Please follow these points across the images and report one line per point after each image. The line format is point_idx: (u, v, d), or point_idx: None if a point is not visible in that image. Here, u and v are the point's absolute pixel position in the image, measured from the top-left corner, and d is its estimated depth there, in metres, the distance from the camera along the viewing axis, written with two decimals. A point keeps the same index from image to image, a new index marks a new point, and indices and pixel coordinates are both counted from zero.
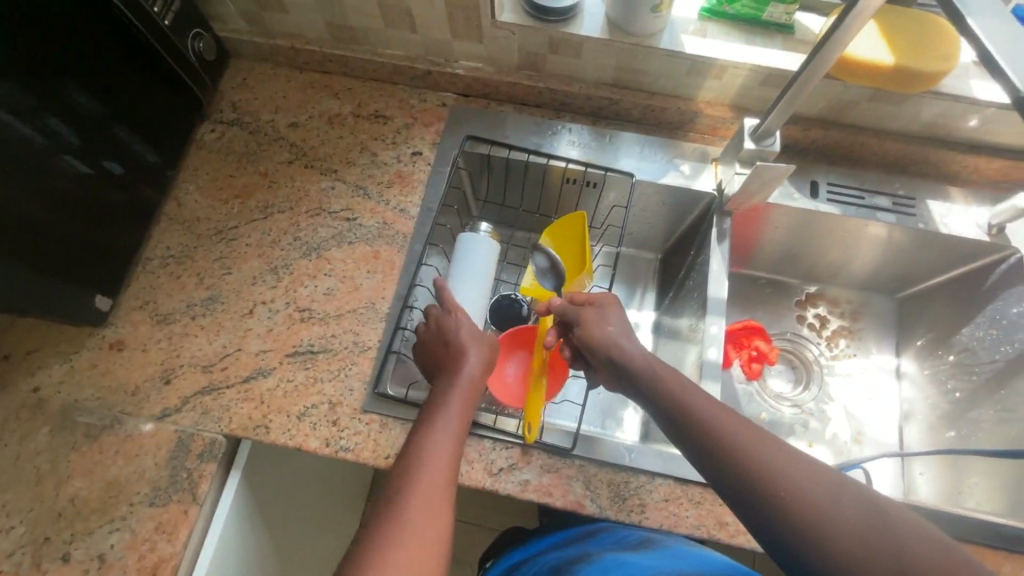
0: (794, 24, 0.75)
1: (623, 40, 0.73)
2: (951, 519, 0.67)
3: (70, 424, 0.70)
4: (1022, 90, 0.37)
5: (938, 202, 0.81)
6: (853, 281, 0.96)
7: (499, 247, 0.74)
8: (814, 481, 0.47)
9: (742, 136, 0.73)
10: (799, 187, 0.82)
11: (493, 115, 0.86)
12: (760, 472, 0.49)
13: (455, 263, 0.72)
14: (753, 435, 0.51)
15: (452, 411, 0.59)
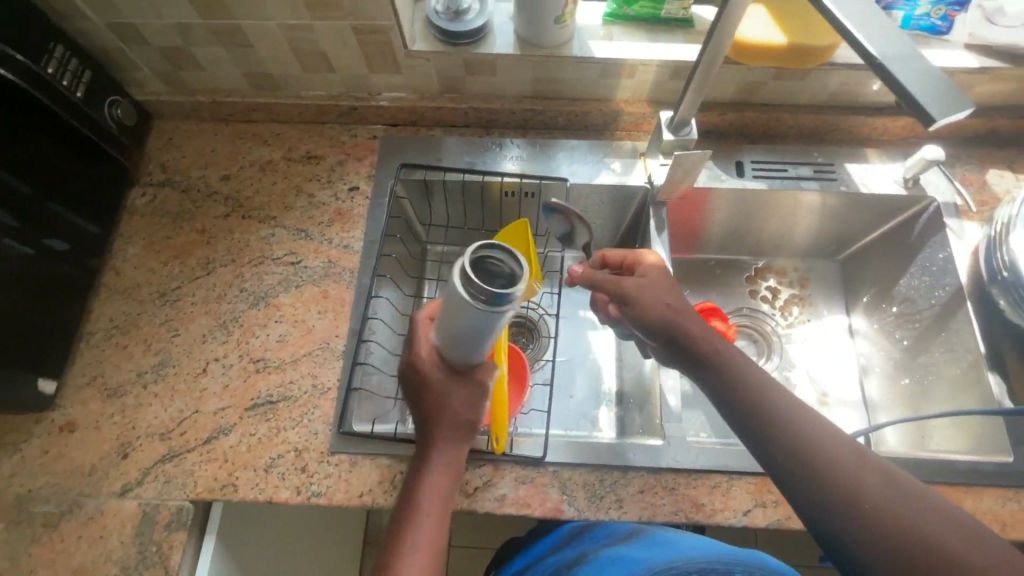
0: (692, 18, 0.78)
1: (535, 53, 0.76)
2: (913, 464, 0.69)
3: (27, 517, 0.67)
4: (872, 53, 0.41)
5: (855, 164, 0.85)
6: (795, 250, 0.99)
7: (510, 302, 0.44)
8: (843, 453, 0.50)
9: (661, 129, 0.75)
10: (725, 168, 0.85)
11: (424, 140, 0.87)
12: (797, 444, 0.51)
13: (445, 301, 0.48)
14: (790, 410, 0.54)
15: (441, 460, 0.60)
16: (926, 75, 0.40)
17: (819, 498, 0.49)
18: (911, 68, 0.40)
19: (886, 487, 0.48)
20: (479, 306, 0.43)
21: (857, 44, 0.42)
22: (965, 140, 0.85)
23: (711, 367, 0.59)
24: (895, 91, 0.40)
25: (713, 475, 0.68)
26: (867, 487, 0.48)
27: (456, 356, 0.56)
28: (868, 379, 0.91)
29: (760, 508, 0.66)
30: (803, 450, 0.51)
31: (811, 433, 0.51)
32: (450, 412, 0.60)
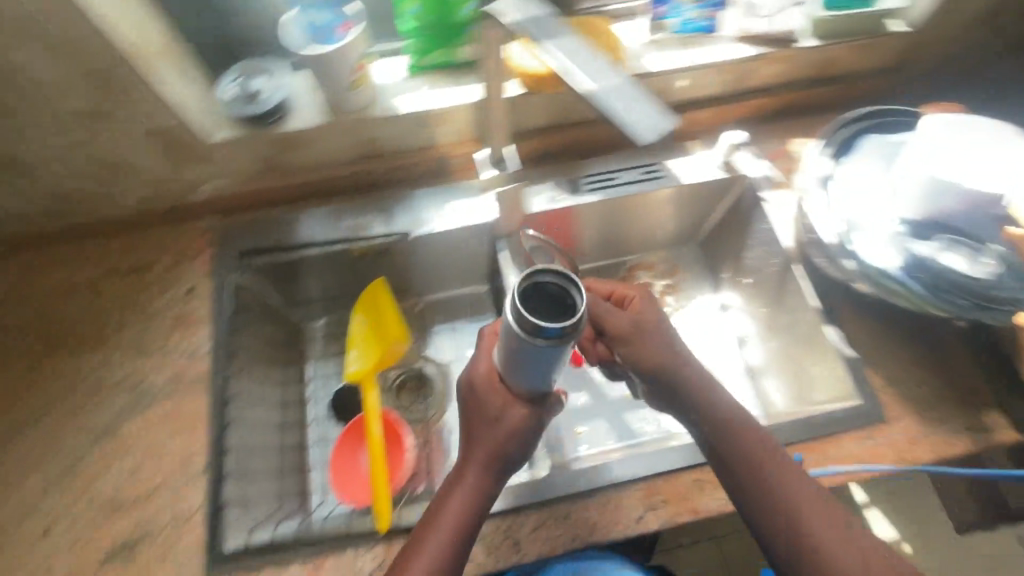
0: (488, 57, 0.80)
1: (341, 118, 0.75)
2: (781, 429, 0.72)
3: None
4: (586, 93, 0.48)
5: (677, 159, 0.90)
6: (658, 244, 1.03)
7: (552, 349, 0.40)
8: (793, 475, 0.59)
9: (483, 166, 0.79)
10: (561, 187, 0.88)
11: (257, 223, 0.84)
12: (756, 468, 0.60)
13: (501, 328, 0.45)
14: (744, 426, 0.62)
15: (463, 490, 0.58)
16: (637, 104, 0.48)
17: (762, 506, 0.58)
18: (619, 102, 0.48)
19: (817, 501, 0.58)
20: (536, 343, 0.40)
21: (577, 83, 0.49)
22: (769, 116, 0.92)
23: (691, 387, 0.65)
24: (617, 124, 0.47)
25: (604, 491, 0.69)
26: (804, 499, 0.57)
27: (519, 383, 0.52)
28: (747, 349, 0.96)
29: (652, 512, 0.67)
30: (748, 465, 0.60)
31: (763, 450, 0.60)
32: (491, 437, 0.58)
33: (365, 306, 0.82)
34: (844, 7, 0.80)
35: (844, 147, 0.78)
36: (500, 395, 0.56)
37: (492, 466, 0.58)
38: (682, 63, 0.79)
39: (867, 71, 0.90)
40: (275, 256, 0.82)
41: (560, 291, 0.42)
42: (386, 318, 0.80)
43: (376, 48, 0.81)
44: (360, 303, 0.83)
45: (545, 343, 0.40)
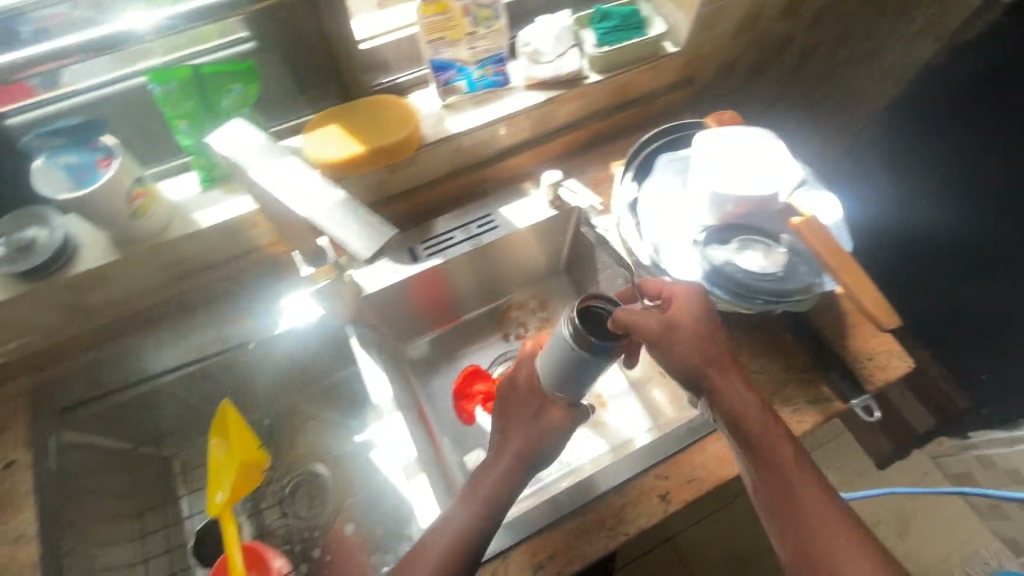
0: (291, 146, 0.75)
1: (135, 249, 0.71)
2: (654, 448, 0.74)
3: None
4: (299, 212, 0.53)
5: (509, 207, 0.91)
6: (526, 282, 1.04)
7: (600, 350, 0.58)
8: (806, 484, 0.58)
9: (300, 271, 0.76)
10: (400, 259, 0.87)
11: (78, 372, 0.79)
12: (778, 474, 0.58)
13: (550, 344, 0.62)
14: (774, 435, 0.60)
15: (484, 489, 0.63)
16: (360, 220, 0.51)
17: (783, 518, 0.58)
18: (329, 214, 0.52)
19: (836, 516, 0.57)
20: (584, 352, 0.58)
21: (291, 203, 0.54)
22: (584, 146, 0.97)
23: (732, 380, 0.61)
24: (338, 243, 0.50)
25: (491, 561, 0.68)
26: (822, 513, 0.57)
27: (564, 390, 0.66)
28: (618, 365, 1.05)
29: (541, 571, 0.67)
30: (778, 476, 0.58)
31: (791, 463, 0.58)
32: (527, 425, 0.66)
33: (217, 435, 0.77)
34: (618, 42, 0.85)
35: (641, 171, 0.83)
36: (537, 400, 0.67)
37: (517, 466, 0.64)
38: (477, 121, 0.83)
39: (660, 89, 0.97)
40: (99, 404, 0.78)
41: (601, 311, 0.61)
42: (241, 438, 0.76)
43: (152, 171, 0.77)
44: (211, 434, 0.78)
45: (592, 347, 0.57)
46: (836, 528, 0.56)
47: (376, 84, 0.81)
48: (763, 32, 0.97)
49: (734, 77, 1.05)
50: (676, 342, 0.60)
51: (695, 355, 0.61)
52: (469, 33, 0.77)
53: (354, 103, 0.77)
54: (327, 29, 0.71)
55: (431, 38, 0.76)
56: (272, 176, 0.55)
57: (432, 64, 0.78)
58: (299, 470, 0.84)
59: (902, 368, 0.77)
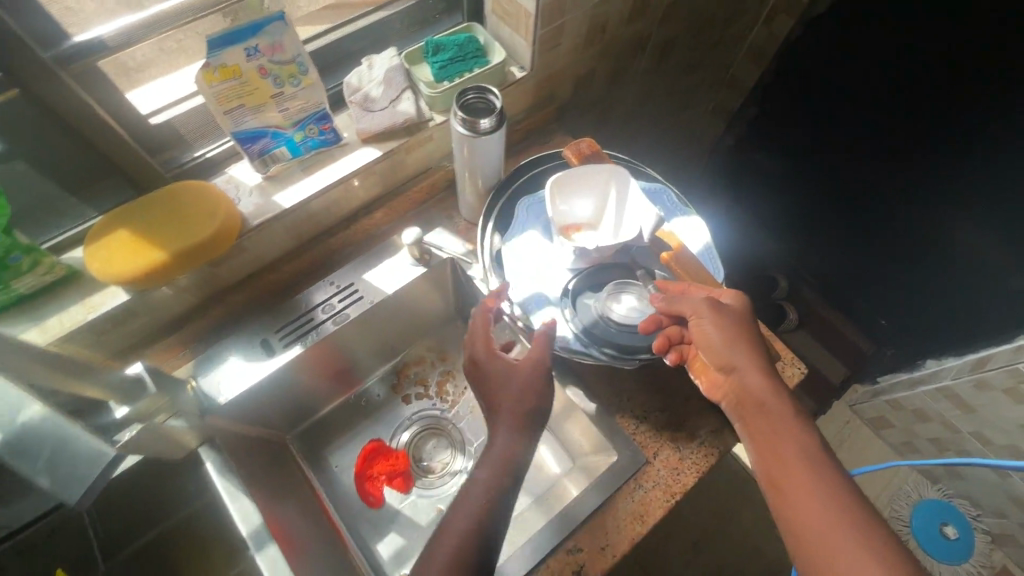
0: (72, 266, 0.65)
1: None
2: (565, 515, 0.68)
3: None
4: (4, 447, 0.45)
5: (371, 269, 0.81)
6: (421, 332, 1.01)
7: (496, 123, 0.66)
8: (811, 470, 0.52)
9: (145, 386, 0.64)
10: (252, 355, 0.74)
11: None
12: (774, 457, 0.54)
13: (465, 153, 0.70)
14: (794, 434, 0.55)
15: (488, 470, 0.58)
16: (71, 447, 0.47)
17: (782, 512, 0.52)
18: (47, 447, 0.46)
19: (850, 517, 0.49)
20: (484, 135, 0.66)
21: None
22: (447, 188, 0.88)
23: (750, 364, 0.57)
24: (33, 482, 0.45)
25: None
26: (816, 503, 0.50)
27: (486, 176, 0.74)
28: None
29: None
30: (779, 463, 0.53)
31: (792, 453, 0.53)
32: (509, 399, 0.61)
33: None
34: (457, 76, 0.77)
35: (506, 218, 0.76)
36: (461, 166, 0.72)
37: (513, 435, 0.59)
38: (313, 189, 0.73)
39: (517, 115, 0.90)
40: None
41: (481, 100, 0.68)
42: None
43: None
44: None
45: (491, 125, 0.65)
46: (860, 535, 0.48)
47: (176, 167, 0.69)
48: (612, 40, 0.91)
49: (595, 88, 1.00)
50: (713, 319, 0.59)
51: (740, 324, 0.60)
52: (275, 95, 0.66)
53: (141, 197, 0.64)
54: (86, 121, 0.58)
55: (227, 108, 0.64)
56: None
57: (235, 135, 0.67)
58: None
59: (798, 376, 0.75)
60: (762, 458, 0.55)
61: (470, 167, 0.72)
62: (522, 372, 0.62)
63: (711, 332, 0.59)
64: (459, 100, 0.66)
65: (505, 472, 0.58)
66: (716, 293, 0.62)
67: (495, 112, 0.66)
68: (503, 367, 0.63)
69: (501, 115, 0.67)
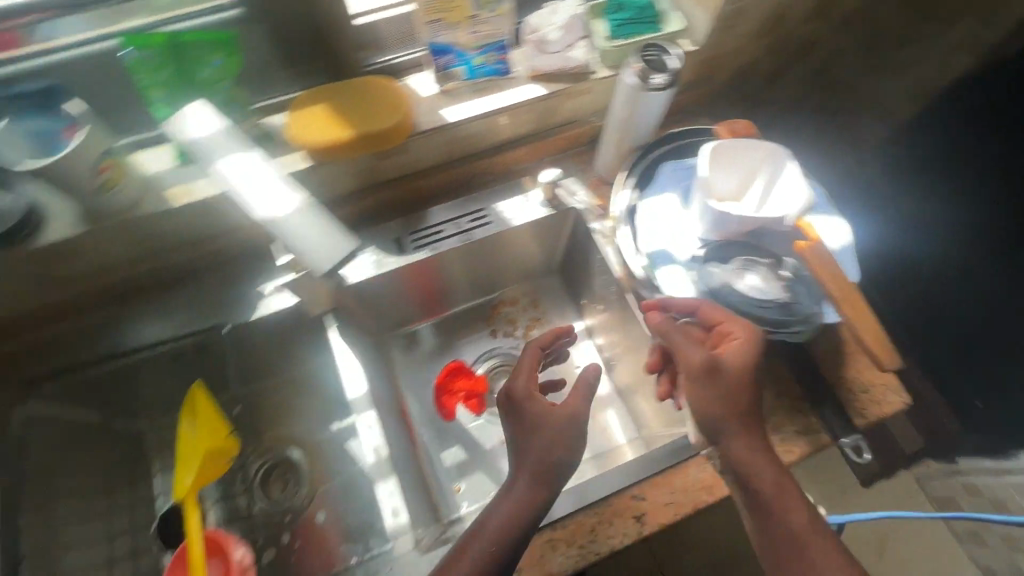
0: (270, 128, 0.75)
1: (101, 221, 0.68)
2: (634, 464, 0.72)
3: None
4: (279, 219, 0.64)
5: (503, 201, 0.89)
6: (520, 276, 1.07)
7: (666, 85, 0.69)
8: (801, 539, 0.56)
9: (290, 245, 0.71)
10: (386, 249, 0.84)
11: (57, 343, 0.80)
12: (773, 527, 0.57)
13: (627, 107, 0.73)
14: (812, 524, 0.57)
15: (508, 511, 0.59)
16: (321, 237, 0.66)
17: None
18: (309, 228, 0.66)
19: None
20: (651, 93, 0.69)
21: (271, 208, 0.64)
22: (587, 143, 0.92)
23: (741, 435, 0.58)
24: (305, 257, 0.66)
25: None
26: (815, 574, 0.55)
27: (637, 135, 0.77)
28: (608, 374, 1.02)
29: None
30: (775, 537, 0.57)
31: (788, 527, 0.56)
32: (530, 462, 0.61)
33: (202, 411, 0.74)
34: (633, 36, 0.80)
35: (644, 179, 0.79)
36: (616, 120, 0.76)
37: (540, 483, 0.61)
38: (478, 112, 0.78)
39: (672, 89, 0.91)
40: (74, 376, 0.78)
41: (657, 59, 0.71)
42: (211, 424, 0.73)
43: (124, 143, 0.73)
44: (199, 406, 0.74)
45: (661, 84, 0.69)
46: None
47: (366, 65, 0.77)
48: (784, 35, 0.91)
49: (751, 82, 1.00)
50: (706, 385, 0.59)
51: (739, 385, 0.59)
52: (471, 16, 0.76)
53: (340, 83, 0.73)
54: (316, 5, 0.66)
55: (431, 18, 0.74)
56: (264, 178, 0.65)
57: (430, 45, 0.77)
58: (273, 456, 0.79)
59: (900, 404, 0.72)
60: (765, 538, 0.58)
61: (625, 122, 0.76)
62: (570, 420, 0.63)
63: (707, 400, 0.59)
64: (637, 54, 0.70)
65: (518, 523, 0.59)
66: (727, 333, 0.61)
67: (668, 72, 0.69)
68: (539, 412, 0.64)
69: (673, 77, 0.69)
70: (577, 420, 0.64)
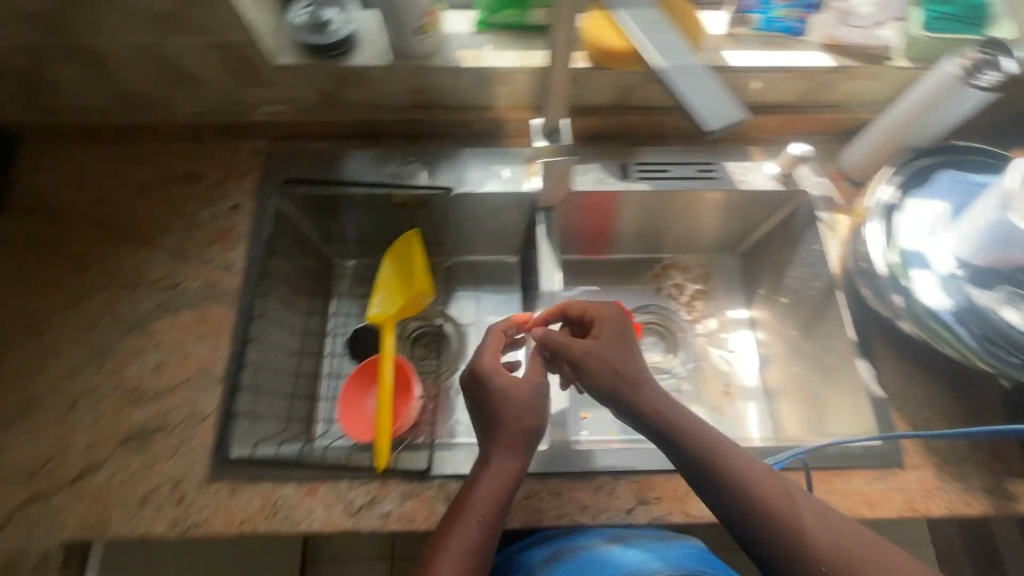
0: None
1: (404, 62, 0.75)
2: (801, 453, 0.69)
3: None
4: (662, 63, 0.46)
5: (735, 162, 0.87)
6: (700, 246, 1.06)
7: (995, 86, 0.65)
8: (771, 485, 0.55)
9: (534, 135, 0.74)
10: (610, 171, 0.86)
11: (310, 156, 0.85)
12: (736, 483, 0.55)
13: (929, 100, 0.71)
14: (792, 496, 0.54)
15: (497, 486, 0.59)
16: (704, 95, 0.46)
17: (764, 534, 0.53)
18: (694, 78, 0.46)
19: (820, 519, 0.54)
20: (974, 90, 0.66)
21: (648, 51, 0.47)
22: (843, 132, 0.87)
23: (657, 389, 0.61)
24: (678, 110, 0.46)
25: (598, 476, 0.70)
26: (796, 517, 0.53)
27: (920, 134, 0.75)
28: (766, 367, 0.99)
29: (642, 506, 0.68)
30: (746, 491, 0.54)
31: (754, 477, 0.55)
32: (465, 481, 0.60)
33: (403, 251, 0.84)
34: (952, 33, 0.74)
35: (910, 181, 0.76)
36: (904, 112, 0.74)
37: (518, 466, 0.61)
38: (765, 63, 0.77)
39: None
40: (318, 190, 0.84)
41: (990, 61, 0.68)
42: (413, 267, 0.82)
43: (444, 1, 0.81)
44: (399, 247, 0.84)
45: (992, 82, 0.65)
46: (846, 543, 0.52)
47: None
48: None
49: None
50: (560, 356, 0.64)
51: (622, 355, 0.63)
52: None
53: None
54: None
55: None
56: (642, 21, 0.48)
57: None
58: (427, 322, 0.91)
59: None
60: (738, 517, 0.55)
61: (917, 116, 0.73)
62: (507, 435, 0.62)
63: (503, 394, 0.63)
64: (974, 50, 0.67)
65: (508, 484, 0.60)
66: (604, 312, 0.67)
67: (1003, 72, 0.65)
68: (500, 388, 0.64)
69: (1005, 80, 0.66)
70: (535, 412, 0.64)
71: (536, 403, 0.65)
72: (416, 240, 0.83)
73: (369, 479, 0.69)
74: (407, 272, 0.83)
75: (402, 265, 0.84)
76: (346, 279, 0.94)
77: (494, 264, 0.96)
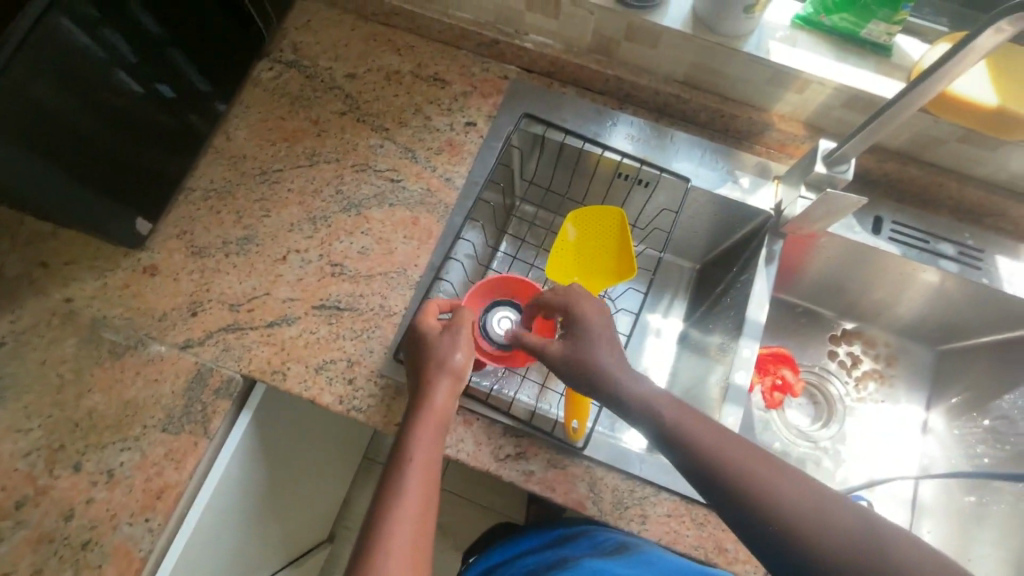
0: (891, 46, 0.71)
1: (708, 38, 0.71)
2: None
3: (59, 342, 0.71)
4: None
5: (1006, 259, 0.77)
6: (896, 326, 0.95)
7: None
8: (782, 490, 0.50)
9: (814, 158, 0.68)
10: (861, 220, 0.78)
11: (554, 96, 0.83)
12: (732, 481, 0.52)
13: None
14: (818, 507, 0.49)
15: (426, 432, 0.58)
16: None
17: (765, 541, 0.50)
18: None
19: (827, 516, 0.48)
20: None
21: None
22: None
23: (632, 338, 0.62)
24: None
25: None
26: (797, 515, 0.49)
27: None
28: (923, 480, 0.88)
29: None
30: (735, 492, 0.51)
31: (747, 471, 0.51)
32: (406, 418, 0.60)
33: (593, 220, 0.76)
34: None
35: None
36: None
37: (437, 430, 0.58)
38: None
39: None
40: (551, 134, 0.80)
41: None
42: (600, 237, 0.76)
43: None
44: (586, 214, 0.76)
45: None
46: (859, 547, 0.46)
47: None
48: None
49: None
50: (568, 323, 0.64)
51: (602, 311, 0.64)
52: None
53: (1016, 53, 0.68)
54: None
55: None
56: None
57: None
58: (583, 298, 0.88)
59: None
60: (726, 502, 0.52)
61: None
62: (426, 396, 0.60)
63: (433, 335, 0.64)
64: None
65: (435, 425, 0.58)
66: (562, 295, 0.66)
67: None
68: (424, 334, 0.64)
69: None
70: (454, 367, 0.62)
71: (442, 352, 0.62)
72: (615, 218, 0.75)
73: (522, 434, 0.68)
74: (597, 244, 0.76)
75: (585, 236, 0.77)
76: (531, 225, 0.93)
77: (677, 267, 0.94)
